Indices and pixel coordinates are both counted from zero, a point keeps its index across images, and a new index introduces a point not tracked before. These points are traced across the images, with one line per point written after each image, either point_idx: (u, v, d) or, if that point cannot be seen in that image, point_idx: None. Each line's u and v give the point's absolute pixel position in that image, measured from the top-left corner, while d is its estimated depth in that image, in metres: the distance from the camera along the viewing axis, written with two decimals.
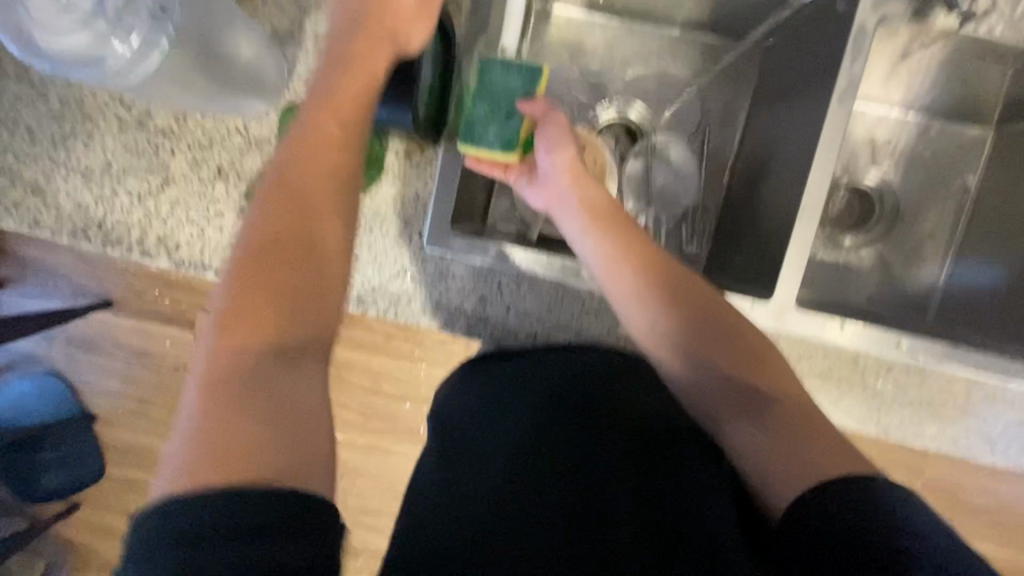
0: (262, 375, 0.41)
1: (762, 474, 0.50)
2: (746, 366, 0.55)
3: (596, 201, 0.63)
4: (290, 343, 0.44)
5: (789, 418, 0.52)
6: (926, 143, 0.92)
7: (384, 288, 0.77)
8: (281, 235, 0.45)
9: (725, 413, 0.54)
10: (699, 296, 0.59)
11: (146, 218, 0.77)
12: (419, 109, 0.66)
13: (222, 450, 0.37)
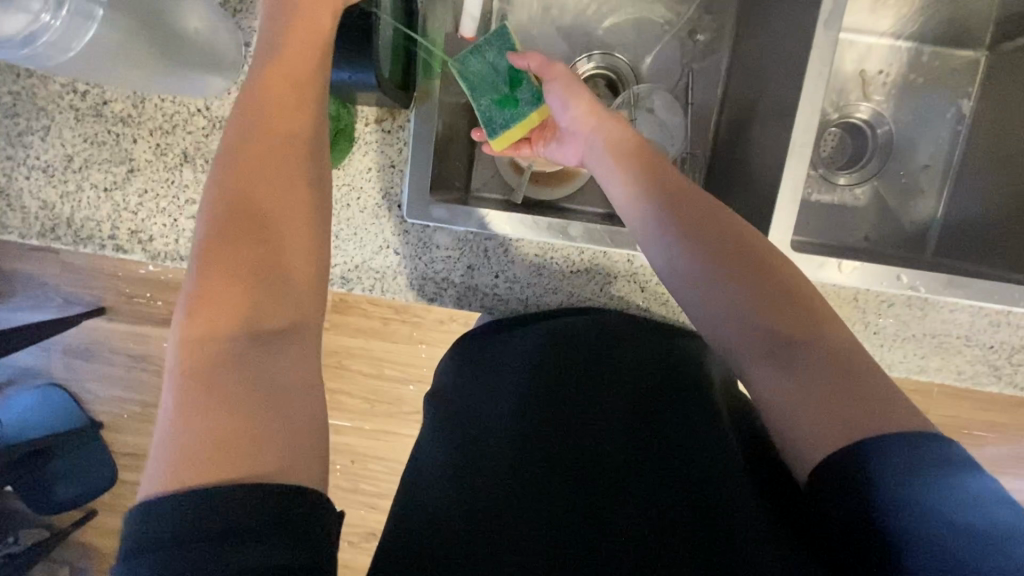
0: (231, 360, 0.38)
1: (793, 427, 0.43)
2: (783, 307, 0.48)
3: (620, 141, 0.60)
4: (260, 326, 0.40)
5: (826, 359, 0.44)
6: (918, 71, 0.89)
7: (367, 265, 0.74)
8: (233, 209, 0.43)
9: (752, 360, 0.47)
10: (725, 229, 0.52)
11: (115, 212, 0.74)
12: (384, 68, 0.61)
13: (196, 448, 0.35)
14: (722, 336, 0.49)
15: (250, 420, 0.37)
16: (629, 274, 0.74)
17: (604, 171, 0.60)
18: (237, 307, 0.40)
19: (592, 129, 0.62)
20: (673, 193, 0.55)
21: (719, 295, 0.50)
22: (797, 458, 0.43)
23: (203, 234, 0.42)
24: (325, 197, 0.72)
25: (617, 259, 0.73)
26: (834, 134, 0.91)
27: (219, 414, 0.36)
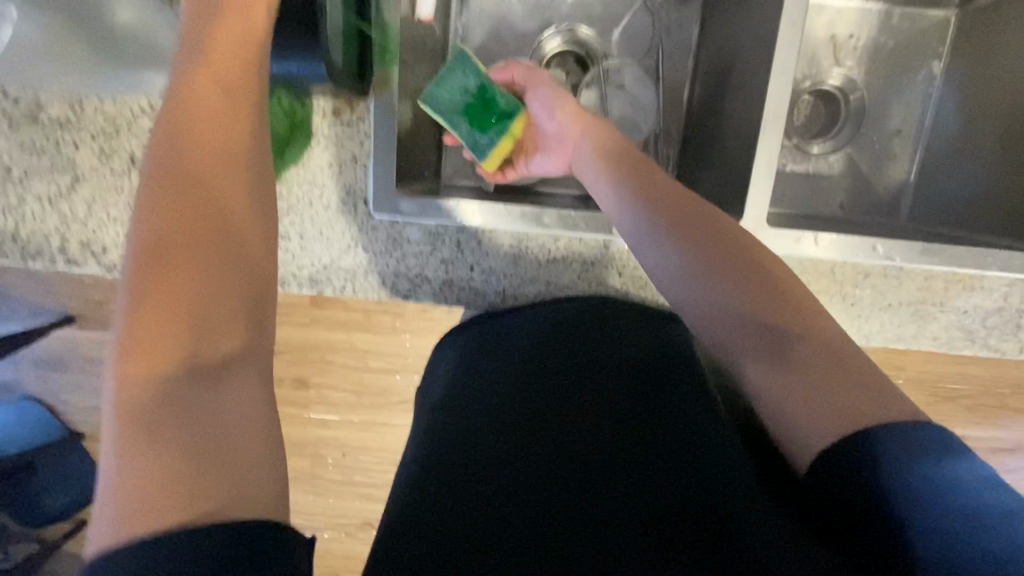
0: (182, 392, 0.36)
1: (788, 419, 0.44)
2: (771, 301, 0.47)
3: (606, 141, 0.61)
4: (212, 354, 0.38)
5: (813, 351, 0.45)
6: (888, 33, 0.87)
7: (336, 265, 0.71)
8: (181, 226, 0.41)
9: (741, 352, 0.47)
10: (706, 224, 0.52)
11: (64, 223, 0.70)
12: (335, 58, 0.58)
13: (156, 489, 0.32)
14: (713, 328, 0.49)
15: (210, 454, 0.35)
16: (606, 260, 0.72)
17: (591, 171, 0.60)
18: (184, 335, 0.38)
19: (579, 133, 0.63)
20: (661, 189, 0.55)
21: (709, 288, 0.49)
22: (795, 448, 0.43)
23: (155, 254, 0.40)
24: (286, 196, 0.68)
25: (593, 246, 0.72)
26: (807, 102, 0.89)
27: (179, 447, 0.34)
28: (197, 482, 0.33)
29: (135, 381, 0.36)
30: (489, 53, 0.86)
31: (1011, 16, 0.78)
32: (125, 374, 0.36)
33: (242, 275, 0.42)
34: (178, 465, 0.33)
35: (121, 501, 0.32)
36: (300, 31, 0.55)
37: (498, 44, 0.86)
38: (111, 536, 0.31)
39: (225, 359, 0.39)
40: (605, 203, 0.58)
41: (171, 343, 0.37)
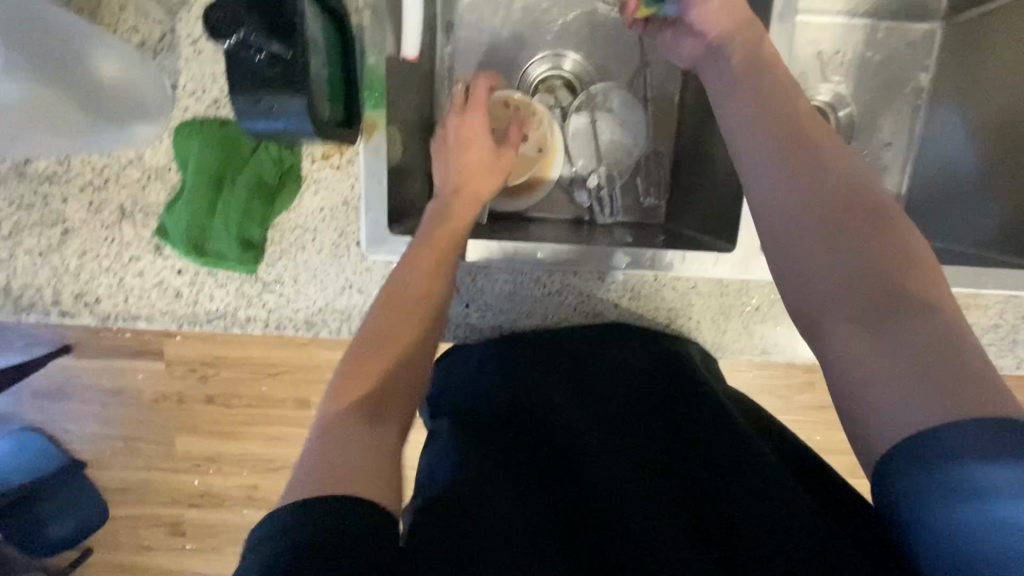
0: (364, 412, 0.46)
1: (863, 389, 0.38)
2: (882, 267, 0.41)
3: (759, 62, 0.54)
4: (386, 396, 0.48)
5: (935, 328, 0.37)
6: (873, 48, 0.87)
7: (332, 307, 0.70)
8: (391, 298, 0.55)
9: (835, 315, 0.41)
10: (823, 179, 0.45)
11: (56, 275, 0.70)
12: (324, 111, 0.56)
13: (333, 465, 0.41)
14: (793, 274, 0.45)
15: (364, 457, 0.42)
16: (602, 291, 0.71)
17: (728, 83, 0.55)
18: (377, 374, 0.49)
19: (722, 33, 0.58)
20: (792, 122, 0.48)
21: (810, 244, 0.44)
22: (867, 426, 0.37)
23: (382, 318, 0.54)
24: (277, 241, 0.67)
25: (589, 278, 0.71)
26: None
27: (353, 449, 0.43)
28: (360, 476, 0.41)
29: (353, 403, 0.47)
30: None
31: (997, 28, 0.77)
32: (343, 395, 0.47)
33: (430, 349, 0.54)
34: (357, 464, 0.42)
35: (313, 469, 0.41)
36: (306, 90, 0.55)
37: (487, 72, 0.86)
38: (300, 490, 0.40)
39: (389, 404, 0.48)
40: (731, 122, 0.52)
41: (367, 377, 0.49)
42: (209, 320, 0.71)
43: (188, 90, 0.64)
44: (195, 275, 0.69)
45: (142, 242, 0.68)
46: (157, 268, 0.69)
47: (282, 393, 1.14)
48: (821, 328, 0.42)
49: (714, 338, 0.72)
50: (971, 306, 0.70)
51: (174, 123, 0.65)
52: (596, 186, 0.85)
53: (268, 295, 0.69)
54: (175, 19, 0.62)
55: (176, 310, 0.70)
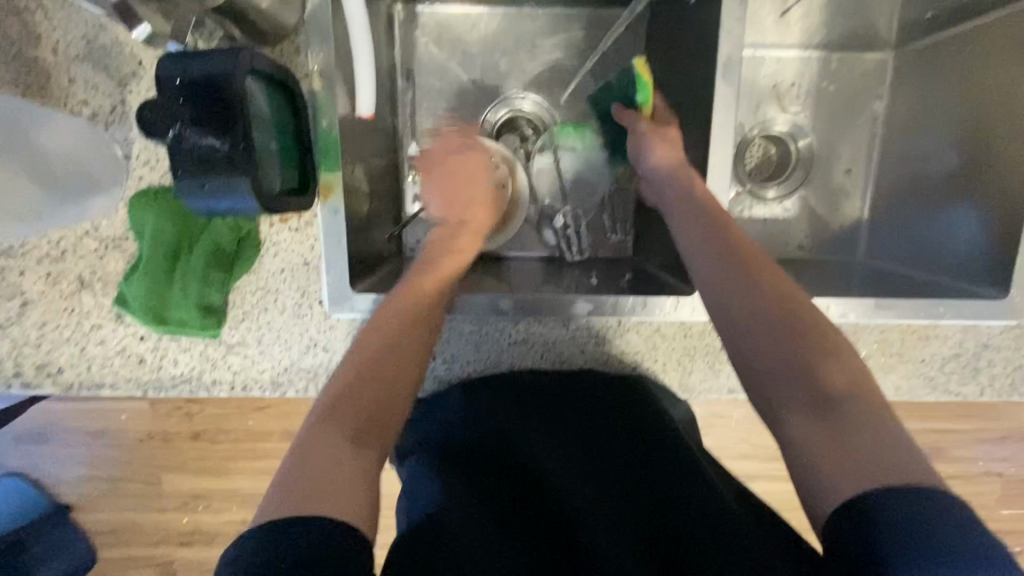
0: (339, 426, 0.45)
1: (809, 467, 0.42)
2: (819, 362, 0.46)
3: (698, 197, 0.60)
4: (366, 411, 0.46)
5: (864, 414, 0.43)
6: (829, 77, 0.88)
7: (297, 366, 0.70)
8: (386, 309, 0.55)
9: (780, 403, 0.46)
10: (776, 279, 0.52)
11: (16, 347, 0.69)
12: (274, 184, 0.57)
13: (307, 485, 0.41)
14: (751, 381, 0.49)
15: (337, 476, 0.42)
16: (568, 338, 0.72)
17: (672, 213, 0.61)
18: (367, 382, 0.48)
19: (666, 172, 0.65)
20: (734, 247, 0.55)
21: (758, 341, 0.49)
22: (819, 497, 0.41)
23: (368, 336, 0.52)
24: (239, 304, 0.67)
25: (553, 326, 0.71)
26: (759, 147, 0.91)
27: (332, 471, 0.42)
28: (335, 497, 0.40)
29: (342, 412, 0.46)
30: (441, 127, 0.87)
31: (948, 58, 0.78)
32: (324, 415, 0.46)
33: (422, 361, 0.53)
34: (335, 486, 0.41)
35: (293, 479, 0.41)
36: (265, 161, 0.56)
37: (449, 117, 0.87)
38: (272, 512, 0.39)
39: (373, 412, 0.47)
40: (682, 235, 0.59)
41: (358, 383, 0.48)
42: (174, 384, 0.70)
43: (142, 160, 0.64)
44: (158, 341, 0.69)
45: (103, 311, 0.68)
46: (120, 335, 0.69)
47: (270, 425, 1.21)
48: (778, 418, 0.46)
49: (681, 379, 0.72)
50: (931, 337, 0.71)
51: (129, 192, 0.64)
52: (563, 226, 0.85)
53: (233, 357, 0.69)
54: (126, 91, 0.62)
55: (141, 376, 0.70)
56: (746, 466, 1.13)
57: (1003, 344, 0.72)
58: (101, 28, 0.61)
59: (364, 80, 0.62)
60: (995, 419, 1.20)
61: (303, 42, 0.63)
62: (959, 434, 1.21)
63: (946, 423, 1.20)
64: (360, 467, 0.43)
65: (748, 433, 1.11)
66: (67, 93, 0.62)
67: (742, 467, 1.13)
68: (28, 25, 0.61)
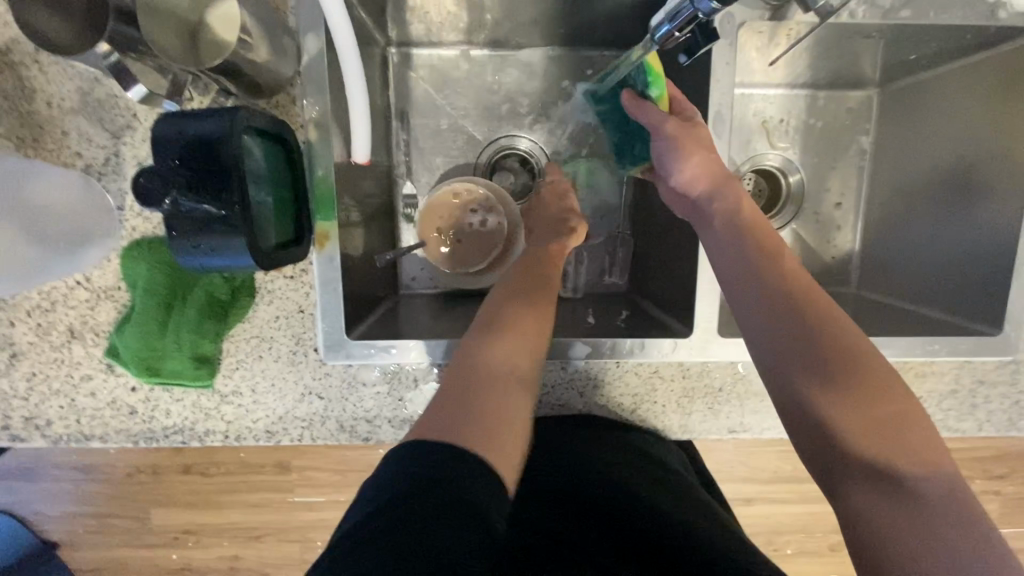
0: (474, 389, 0.50)
1: (882, 548, 0.43)
2: (879, 427, 0.47)
3: (743, 223, 0.60)
4: (493, 375, 0.52)
5: (932, 489, 0.44)
6: (816, 114, 0.90)
7: (291, 415, 0.69)
8: (509, 305, 0.60)
9: (840, 466, 0.48)
10: (847, 328, 0.51)
11: (5, 399, 0.68)
12: (270, 237, 0.56)
13: (446, 422, 0.47)
14: (790, 411, 0.51)
15: (472, 424, 0.47)
16: (566, 381, 0.71)
17: (713, 240, 0.60)
18: (495, 358, 0.54)
19: (707, 188, 0.62)
20: (793, 283, 0.54)
21: (818, 392, 0.49)
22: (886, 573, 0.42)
23: (505, 313, 0.59)
24: (233, 352, 0.66)
25: (551, 369, 0.70)
26: (751, 181, 0.92)
27: (490, 420, 0.48)
28: (493, 441, 0.46)
29: (470, 374, 0.52)
30: (436, 166, 0.87)
31: (930, 95, 0.79)
32: (472, 365, 0.53)
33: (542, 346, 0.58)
34: (493, 435, 0.47)
35: (435, 424, 0.47)
36: (263, 215, 0.55)
37: (444, 157, 0.87)
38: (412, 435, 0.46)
39: (506, 382, 0.52)
40: (726, 264, 0.58)
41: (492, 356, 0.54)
42: (166, 435, 0.69)
43: (137, 211, 0.64)
44: (149, 392, 0.68)
45: (94, 362, 0.67)
46: (110, 386, 0.67)
47: (262, 457, 1.19)
48: (831, 457, 0.49)
49: (680, 420, 0.71)
50: (928, 373, 0.71)
51: (123, 242, 0.64)
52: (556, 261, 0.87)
53: (226, 407, 0.68)
54: (121, 142, 0.62)
55: (132, 428, 0.68)
56: (746, 492, 1.12)
57: (999, 378, 0.72)
58: (96, 82, 0.61)
59: (359, 130, 0.62)
60: (991, 438, 1.21)
61: (298, 93, 0.63)
62: (956, 453, 1.21)
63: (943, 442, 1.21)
64: (489, 427, 0.47)
65: (746, 457, 1.11)
66: (61, 145, 0.62)
67: (741, 492, 1.13)
68: (21, 78, 0.61)
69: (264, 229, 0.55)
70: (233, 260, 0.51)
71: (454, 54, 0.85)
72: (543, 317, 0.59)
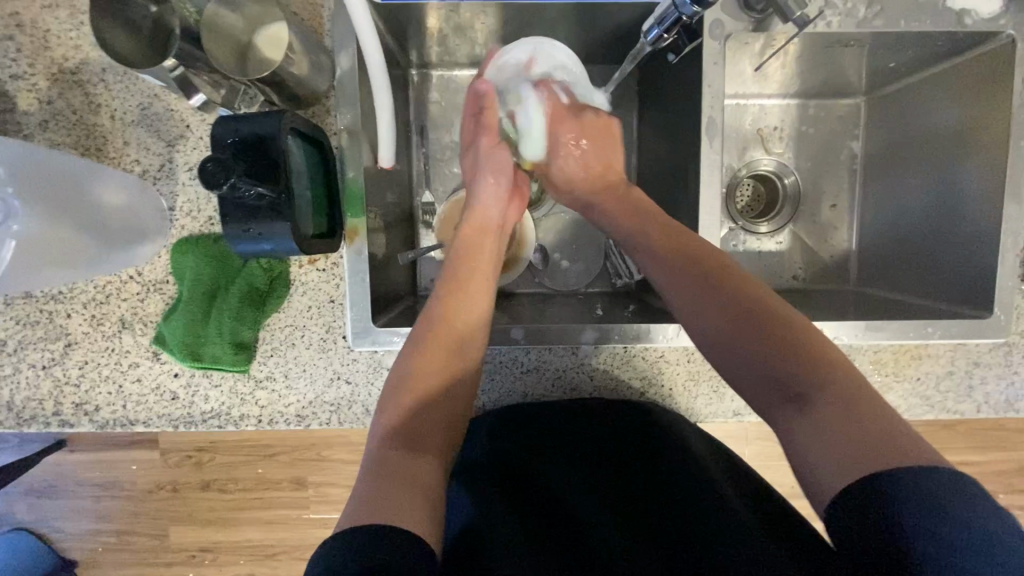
0: (393, 459, 0.55)
1: (804, 457, 0.50)
2: (791, 358, 0.54)
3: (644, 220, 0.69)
4: (407, 434, 0.58)
5: (836, 389, 0.51)
6: (807, 122, 0.96)
7: (320, 399, 0.73)
8: (427, 322, 0.66)
9: (773, 402, 0.54)
10: (744, 292, 0.59)
11: (58, 386, 0.73)
12: (307, 227, 0.62)
13: (367, 498, 0.51)
14: (755, 397, 0.56)
15: (391, 490, 0.52)
16: (576, 366, 0.75)
17: (642, 244, 0.67)
18: (412, 402, 0.60)
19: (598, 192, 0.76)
20: (699, 262, 0.62)
21: (748, 361, 0.56)
22: (813, 495, 0.49)
23: (415, 355, 0.63)
24: (269, 339, 0.72)
25: (562, 354, 0.75)
26: (748, 186, 0.97)
27: (399, 494, 0.52)
28: (402, 514, 0.50)
29: (389, 442, 0.57)
30: (452, 175, 0.94)
31: (914, 98, 0.84)
32: (382, 443, 0.57)
33: (461, 360, 0.64)
34: (400, 507, 0.51)
35: (361, 499, 0.51)
36: (301, 205, 0.62)
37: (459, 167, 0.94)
38: (346, 520, 0.50)
39: (417, 437, 0.58)
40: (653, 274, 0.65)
41: (412, 407, 0.59)
42: (204, 419, 0.74)
43: (186, 211, 0.71)
44: (190, 377, 0.73)
45: (142, 349, 0.72)
46: (155, 372, 0.73)
47: (279, 473, 1.22)
48: (783, 438, 0.53)
49: (687, 403, 0.75)
50: (923, 356, 0.75)
51: (173, 239, 0.71)
52: (561, 261, 0.93)
53: (261, 392, 0.73)
54: (173, 150, 0.70)
55: (173, 412, 0.74)
56: None
57: (992, 360, 0.76)
58: (155, 97, 0.69)
59: (385, 135, 0.69)
60: (1011, 449, 1.20)
61: (330, 105, 0.70)
62: (974, 465, 1.21)
63: (961, 453, 1.20)
64: (406, 486, 0.53)
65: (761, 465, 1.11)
66: (122, 155, 0.70)
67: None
68: (89, 96, 0.69)
69: (302, 217, 0.62)
70: (277, 242, 0.57)
71: (468, 72, 0.93)
72: (457, 334, 0.65)
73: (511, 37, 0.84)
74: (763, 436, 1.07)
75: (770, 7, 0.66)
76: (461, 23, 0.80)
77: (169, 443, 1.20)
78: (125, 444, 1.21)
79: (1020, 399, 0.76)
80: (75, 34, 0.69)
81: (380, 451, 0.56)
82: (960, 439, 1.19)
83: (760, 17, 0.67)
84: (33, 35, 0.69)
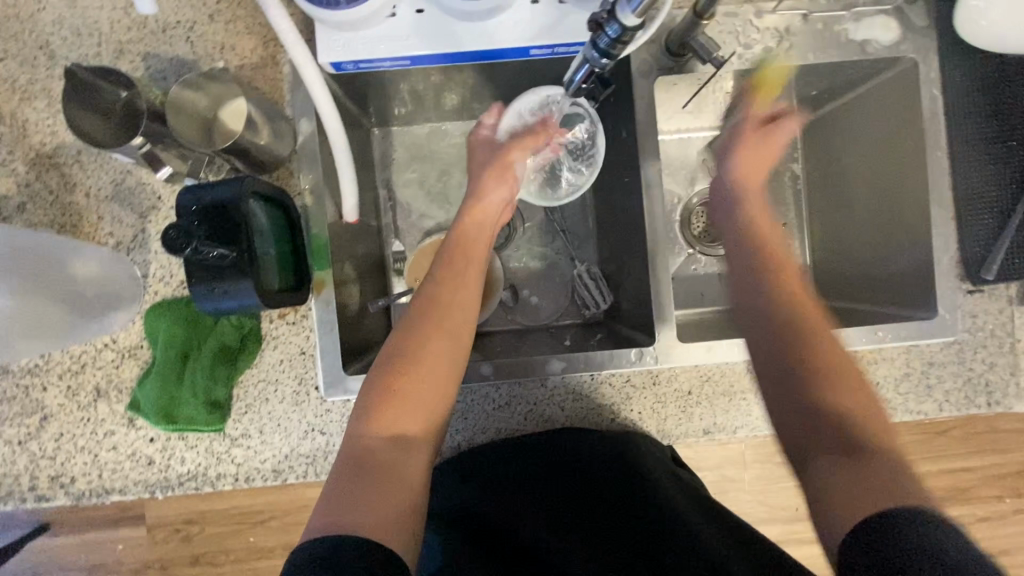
0: (375, 455, 0.56)
1: (832, 498, 0.51)
2: (852, 429, 0.56)
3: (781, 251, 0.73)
4: (396, 431, 0.58)
5: (887, 470, 0.51)
6: None
7: (296, 452, 0.74)
8: (432, 303, 0.66)
9: (815, 453, 0.56)
10: (841, 367, 0.61)
11: (34, 460, 0.73)
12: (274, 280, 0.64)
13: (345, 501, 0.52)
14: (794, 443, 0.59)
15: (371, 493, 0.53)
16: (547, 398, 0.77)
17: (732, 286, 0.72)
18: (405, 392, 0.60)
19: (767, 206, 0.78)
20: (794, 315, 0.66)
21: (806, 405, 0.59)
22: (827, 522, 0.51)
23: (406, 338, 0.64)
24: (242, 396, 0.73)
25: (532, 387, 0.77)
26: (702, 214, 1.01)
27: (380, 489, 0.54)
28: (380, 522, 0.51)
29: (374, 434, 0.58)
30: (419, 224, 0.99)
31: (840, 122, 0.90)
32: (364, 433, 0.58)
33: (455, 348, 0.64)
34: (379, 512, 0.52)
35: (333, 501, 0.53)
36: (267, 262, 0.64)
37: (426, 215, 0.99)
38: (322, 523, 0.51)
39: (401, 433, 0.59)
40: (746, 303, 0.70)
41: (409, 398, 0.60)
42: (180, 482, 0.74)
43: (159, 277, 0.73)
44: (166, 441, 0.74)
45: (117, 416, 0.73)
46: (130, 439, 0.74)
47: (271, 540, 1.18)
48: (811, 485, 0.55)
49: (658, 425, 0.77)
50: (879, 360, 0.78)
51: (145, 305, 0.73)
52: (531, 296, 0.96)
53: (236, 450, 0.73)
54: (146, 220, 0.73)
55: (149, 477, 0.74)
56: (765, 528, 1.10)
57: (947, 359, 0.79)
58: (128, 173, 0.73)
59: (346, 189, 0.73)
60: (1009, 452, 1.20)
61: (292, 168, 0.75)
62: (975, 472, 1.21)
63: (961, 460, 1.20)
64: (386, 489, 0.54)
65: (763, 495, 1.09)
66: (97, 229, 0.73)
67: (766, 533, 1.10)
68: (66, 177, 0.73)
69: (268, 274, 0.63)
70: (238, 296, 0.60)
71: (426, 126, 0.98)
72: (452, 328, 0.65)
73: (462, 92, 0.90)
74: (759, 459, 1.07)
75: (690, 52, 0.73)
76: (413, 84, 0.87)
77: (153, 517, 1.17)
78: (108, 522, 1.18)
79: (980, 395, 0.78)
80: (52, 122, 0.74)
81: (362, 441, 0.57)
82: (955, 445, 1.19)
83: (680, 61, 0.74)
84: (13, 125, 0.74)
